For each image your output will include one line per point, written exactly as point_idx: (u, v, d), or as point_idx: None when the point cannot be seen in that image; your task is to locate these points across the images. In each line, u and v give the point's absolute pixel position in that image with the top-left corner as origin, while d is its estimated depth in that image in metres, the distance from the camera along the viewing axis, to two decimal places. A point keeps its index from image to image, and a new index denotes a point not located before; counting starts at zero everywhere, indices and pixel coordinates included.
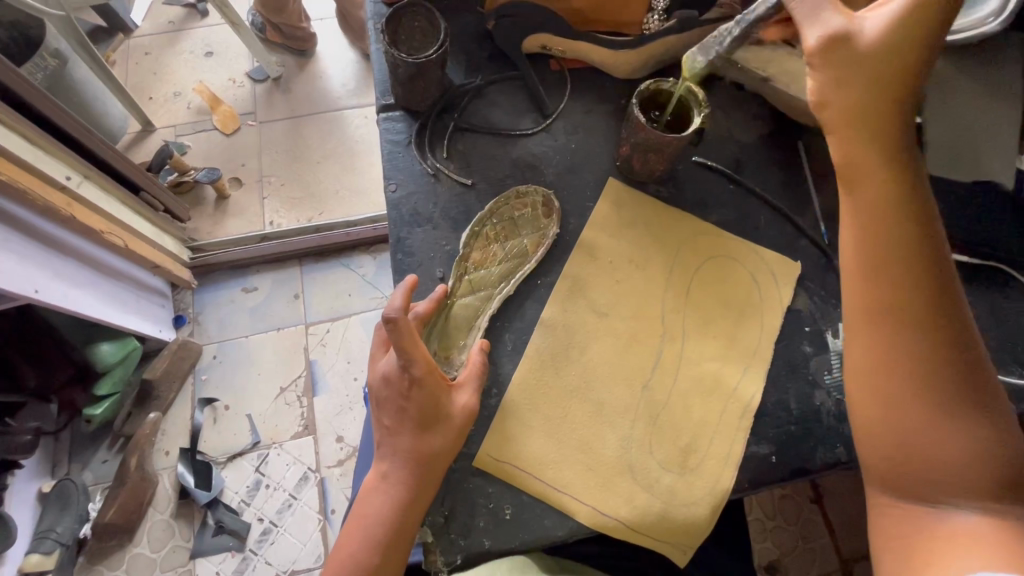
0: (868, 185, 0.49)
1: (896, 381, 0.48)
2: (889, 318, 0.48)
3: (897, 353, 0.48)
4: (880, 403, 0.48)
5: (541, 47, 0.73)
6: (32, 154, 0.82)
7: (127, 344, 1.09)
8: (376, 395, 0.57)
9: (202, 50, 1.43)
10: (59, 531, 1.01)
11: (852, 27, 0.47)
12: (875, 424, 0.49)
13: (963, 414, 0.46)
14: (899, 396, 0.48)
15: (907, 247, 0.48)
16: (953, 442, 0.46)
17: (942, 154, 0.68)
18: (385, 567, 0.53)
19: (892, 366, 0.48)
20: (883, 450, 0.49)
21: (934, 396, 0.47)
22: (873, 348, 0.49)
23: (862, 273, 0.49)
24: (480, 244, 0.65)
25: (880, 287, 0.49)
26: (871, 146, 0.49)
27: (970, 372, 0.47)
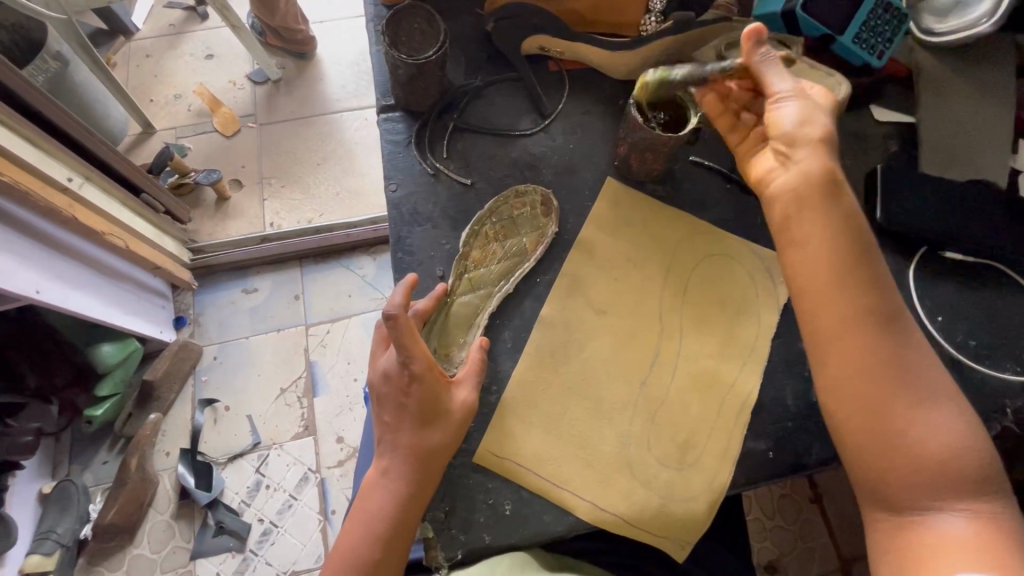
0: (810, 209, 0.54)
1: (866, 389, 0.50)
2: (853, 328, 0.51)
3: (863, 362, 0.50)
4: (857, 413, 0.50)
5: (540, 48, 0.74)
6: (34, 156, 0.83)
7: (128, 344, 1.09)
8: (376, 392, 0.58)
9: (202, 53, 1.44)
10: (60, 532, 1.01)
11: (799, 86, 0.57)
12: (854, 435, 0.50)
13: (931, 416, 0.49)
14: (871, 402, 0.50)
15: (860, 263, 0.52)
16: (929, 445, 0.48)
17: (935, 154, 0.70)
18: (386, 562, 0.54)
19: (861, 375, 0.50)
20: (866, 460, 0.50)
21: (900, 400, 0.49)
22: (840, 358, 0.51)
23: (823, 288, 0.52)
24: (480, 243, 0.66)
25: (840, 300, 0.52)
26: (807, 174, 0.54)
27: (928, 376, 0.50)
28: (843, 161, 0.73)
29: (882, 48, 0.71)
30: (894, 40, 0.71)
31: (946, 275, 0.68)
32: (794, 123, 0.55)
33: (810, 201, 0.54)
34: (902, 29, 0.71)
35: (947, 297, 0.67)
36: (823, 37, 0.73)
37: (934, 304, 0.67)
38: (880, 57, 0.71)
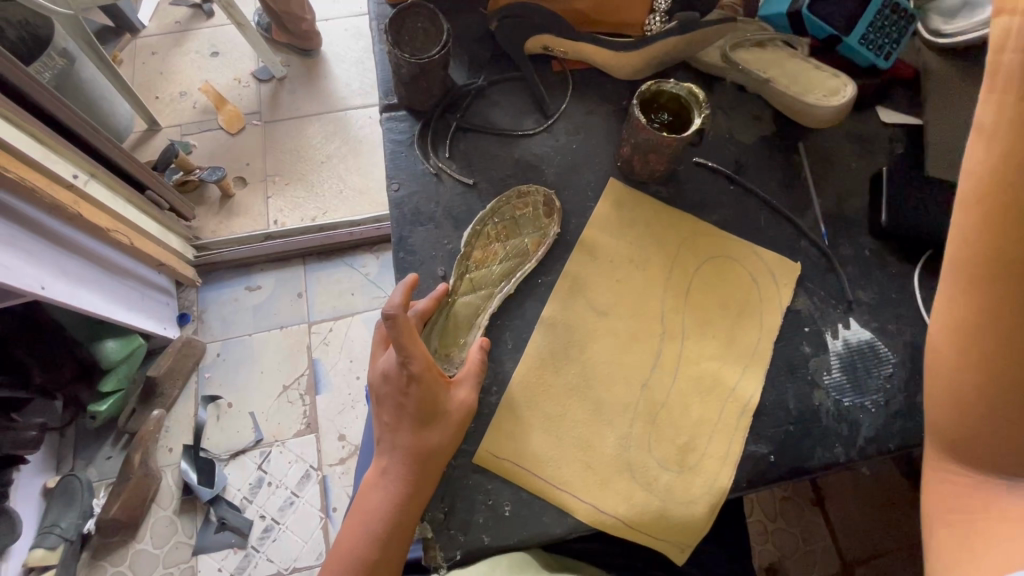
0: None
1: (1000, 362, 0.46)
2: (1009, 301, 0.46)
3: (1000, 334, 0.46)
4: (968, 374, 0.48)
5: (544, 48, 0.73)
6: (40, 153, 0.83)
7: (132, 341, 1.10)
8: (376, 392, 0.58)
9: (208, 50, 1.44)
10: (63, 526, 1.02)
11: None
12: (949, 397, 0.49)
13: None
14: (999, 377, 0.46)
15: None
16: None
17: (943, 157, 0.69)
18: (385, 560, 0.54)
19: (1000, 347, 0.46)
20: (959, 426, 0.49)
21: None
22: (972, 323, 0.48)
23: (984, 247, 0.47)
24: (481, 243, 0.66)
25: (1007, 266, 0.46)
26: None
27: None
28: (848, 164, 0.73)
29: (888, 49, 0.71)
30: (901, 40, 0.72)
31: None
32: None
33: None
34: (910, 29, 0.71)
35: None
36: (829, 38, 0.73)
37: None
38: (887, 57, 0.72)
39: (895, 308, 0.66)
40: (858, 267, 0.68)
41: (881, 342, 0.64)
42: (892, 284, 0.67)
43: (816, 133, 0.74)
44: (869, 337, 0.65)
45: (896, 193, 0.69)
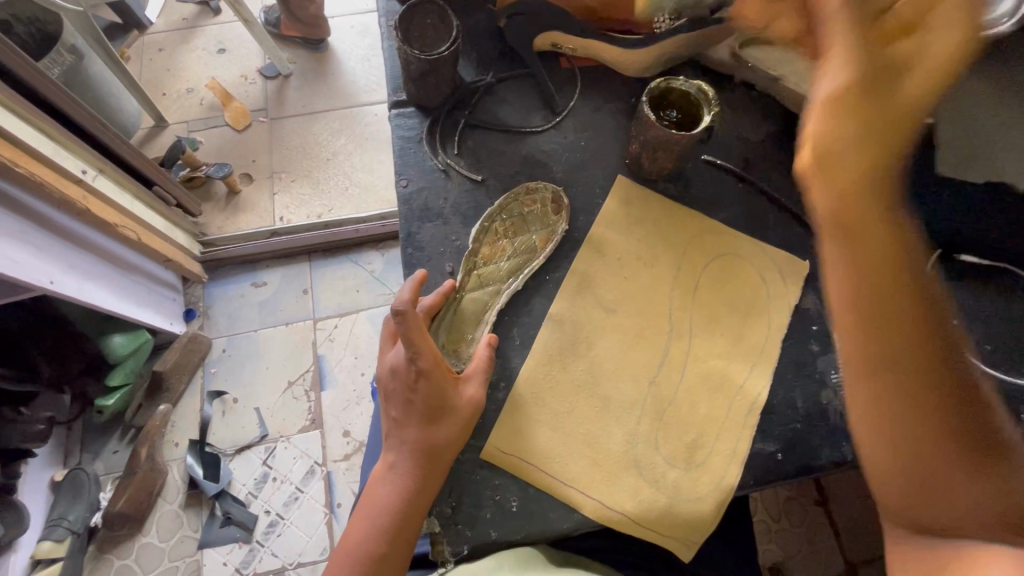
0: (878, 147, 0.44)
1: (915, 403, 0.44)
2: (903, 337, 0.44)
3: (909, 374, 0.44)
4: (884, 428, 0.45)
5: (553, 45, 0.73)
6: (50, 149, 0.84)
7: (139, 336, 1.10)
8: (385, 388, 0.58)
9: (214, 47, 1.45)
10: (71, 519, 1.03)
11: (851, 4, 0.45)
12: (882, 451, 0.45)
13: (984, 441, 0.43)
14: (919, 417, 0.44)
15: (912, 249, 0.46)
16: (975, 474, 0.42)
17: (955, 155, 0.68)
18: (392, 555, 0.54)
19: (911, 390, 0.44)
20: (899, 480, 0.45)
21: (956, 417, 0.43)
22: (875, 369, 0.45)
23: (861, 281, 0.45)
24: (489, 239, 0.66)
25: (891, 297, 0.44)
26: (892, 101, 0.44)
27: (986, 393, 0.44)
28: None
29: None
30: None
31: (961, 279, 0.67)
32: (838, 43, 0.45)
33: (881, 160, 0.45)
34: None
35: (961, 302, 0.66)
36: None
37: None
38: None
39: None
40: None
41: None
42: None
43: None
44: None
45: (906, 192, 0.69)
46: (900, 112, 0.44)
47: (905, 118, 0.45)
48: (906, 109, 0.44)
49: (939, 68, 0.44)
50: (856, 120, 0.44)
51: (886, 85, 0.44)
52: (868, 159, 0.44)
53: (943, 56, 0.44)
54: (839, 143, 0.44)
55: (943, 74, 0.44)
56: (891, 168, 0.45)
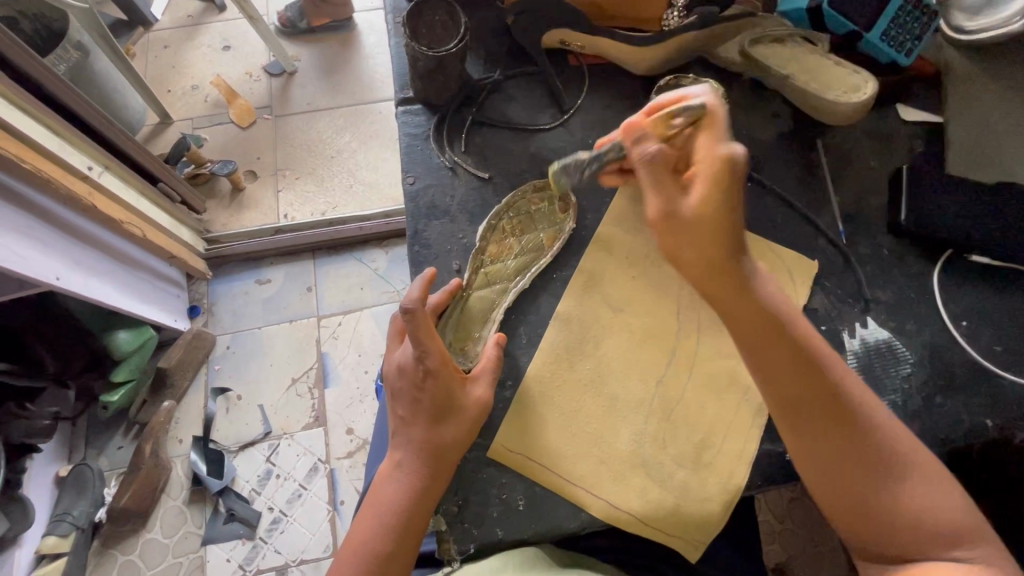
0: (712, 251, 0.52)
1: (843, 458, 0.53)
2: (814, 404, 0.53)
3: (822, 425, 0.53)
4: (828, 482, 0.53)
5: (561, 42, 0.74)
6: (56, 146, 0.84)
7: (143, 333, 1.10)
8: (392, 386, 0.58)
9: (219, 44, 1.45)
10: (75, 514, 1.03)
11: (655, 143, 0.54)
12: (834, 501, 0.54)
13: (909, 472, 0.52)
14: (852, 467, 0.52)
15: (797, 316, 0.55)
16: (913, 505, 0.51)
17: (964, 156, 0.69)
18: (398, 553, 0.54)
19: (835, 446, 0.53)
20: (857, 524, 0.53)
21: (881, 461, 0.52)
22: (803, 435, 0.53)
23: (763, 364, 0.54)
24: (496, 237, 0.66)
25: (787, 373, 0.53)
26: (696, 220, 0.52)
27: (892, 426, 0.53)
28: (866, 161, 0.72)
29: (910, 45, 0.71)
30: (923, 37, 0.71)
31: (973, 279, 0.66)
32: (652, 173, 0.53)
33: (724, 263, 0.53)
34: (932, 25, 0.71)
35: (971, 302, 0.65)
36: (849, 33, 0.72)
37: (960, 308, 0.65)
38: (908, 55, 0.71)
39: (913, 308, 0.65)
40: (876, 265, 0.67)
41: (900, 342, 0.64)
42: (911, 283, 0.66)
43: (835, 130, 0.74)
44: (887, 336, 0.64)
45: (917, 191, 0.68)
46: (695, 222, 0.52)
47: (705, 223, 0.51)
48: (703, 217, 0.51)
49: (710, 178, 0.51)
50: (681, 236, 0.53)
51: (670, 203, 0.52)
52: (708, 262, 0.53)
53: (710, 169, 0.51)
54: (680, 256, 0.54)
55: (718, 185, 0.51)
56: (729, 267, 0.53)
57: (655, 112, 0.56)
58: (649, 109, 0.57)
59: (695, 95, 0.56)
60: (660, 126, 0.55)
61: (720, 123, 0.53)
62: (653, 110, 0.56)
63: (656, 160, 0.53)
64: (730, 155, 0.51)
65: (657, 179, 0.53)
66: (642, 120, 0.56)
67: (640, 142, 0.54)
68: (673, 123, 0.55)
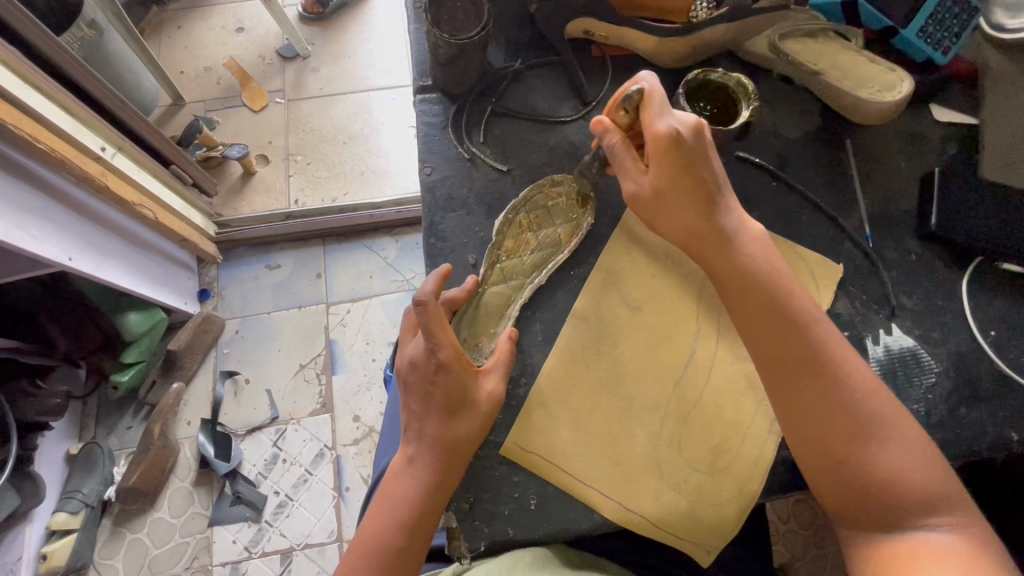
0: (685, 216, 0.58)
1: (827, 419, 0.52)
2: (797, 364, 0.54)
3: (801, 380, 0.53)
4: (812, 443, 0.52)
5: (584, 32, 0.71)
6: (71, 126, 0.83)
7: (154, 315, 1.10)
8: (404, 379, 0.57)
9: (233, 27, 1.43)
10: (85, 492, 1.04)
11: (611, 134, 0.59)
12: (818, 464, 0.52)
13: (894, 438, 0.51)
14: (835, 430, 0.52)
15: (783, 277, 0.56)
16: (896, 470, 0.51)
17: (1000, 159, 0.68)
18: (408, 549, 0.53)
19: (820, 408, 0.53)
20: (841, 491, 0.52)
21: (867, 425, 0.52)
22: (783, 396, 0.54)
23: (744, 319, 0.56)
24: (513, 232, 0.64)
25: (764, 332, 0.55)
26: (664, 193, 0.57)
27: (874, 389, 0.53)
28: (896, 163, 0.70)
29: (948, 43, 0.69)
30: (962, 35, 0.68)
31: (1003, 288, 0.64)
32: (616, 161, 0.59)
33: (700, 226, 0.57)
34: (971, 22, 0.68)
35: (999, 312, 0.64)
36: (885, 29, 0.71)
37: (988, 317, 0.63)
38: (944, 53, 0.69)
39: (939, 317, 0.64)
40: (903, 271, 0.65)
41: (924, 350, 0.62)
42: (937, 290, 0.64)
43: (865, 130, 0.71)
44: (912, 345, 0.62)
45: (950, 196, 0.66)
46: (659, 197, 0.58)
47: (668, 195, 0.57)
48: (665, 190, 0.57)
49: (658, 160, 0.56)
50: (654, 208, 0.59)
51: (633, 187, 0.58)
52: (683, 226, 0.58)
53: (653, 149, 0.56)
54: (661, 224, 0.60)
55: (666, 162, 0.55)
56: (705, 229, 0.57)
57: (610, 107, 0.60)
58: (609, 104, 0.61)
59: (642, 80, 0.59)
60: (618, 120, 0.60)
61: (658, 104, 0.55)
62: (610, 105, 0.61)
63: (617, 157, 0.59)
64: (668, 133, 0.54)
65: (621, 172, 0.59)
66: (601, 117, 0.60)
67: (602, 140, 0.60)
68: (624, 114, 0.59)
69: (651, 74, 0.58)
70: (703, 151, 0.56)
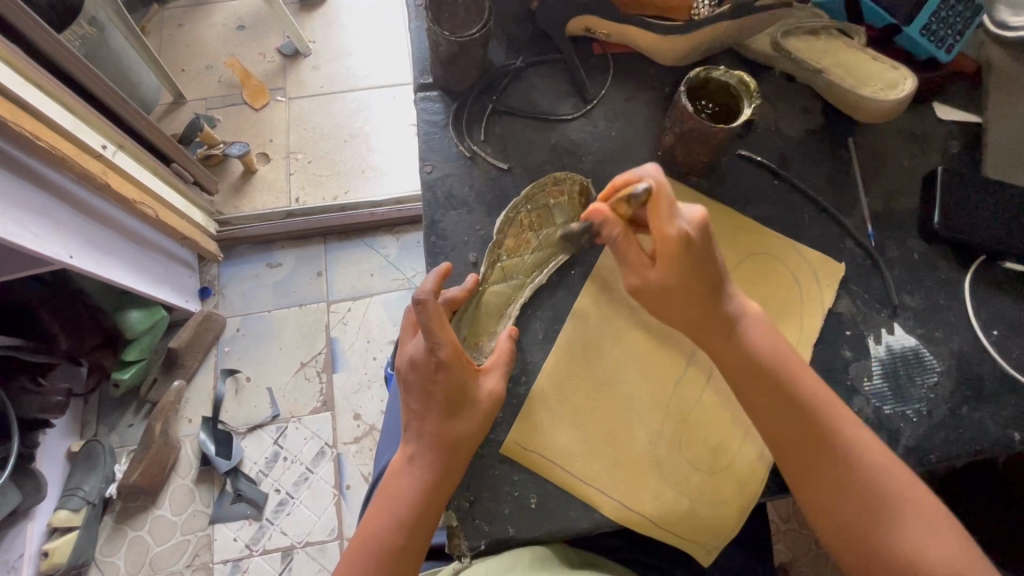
0: (692, 307, 0.56)
1: (842, 499, 0.52)
2: (806, 447, 0.53)
3: (812, 460, 0.53)
4: (831, 522, 0.52)
5: (585, 30, 0.71)
6: (71, 123, 0.83)
7: (155, 313, 1.10)
8: (404, 378, 0.56)
9: (234, 24, 1.43)
10: (86, 489, 1.04)
11: (611, 225, 0.56)
12: (839, 542, 0.52)
13: (913, 515, 0.51)
14: (853, 513, 0.52)
15: (785, 358, 0.55)
16: (918, 545, 0.50)
17: (1003, 160, 0.67)
18: (408, 548, 0.53)
19: (834, 488, 0.52)
20: (866, 569, 0.51)
21: (886, 509, 0.51)
22: (799, 480, 0.53)
23: (752, 406, 0.55)
24: (513, 231, 0.63)
25: (772, 418, 0.54)
26: (671, 286, 0.55)
27: (885, 463, 0.52)
28: (899, 161, 0.70)
29: (951, 41, 0.68)
30: (965, 33, 0.68)
31: (1004, 287, 0.64)
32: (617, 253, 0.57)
33: (707, 313, 0.56)
34: (975, 19, 0.68)
35: (1001, 310, 0.63)
36: (888, 27, 0.70)
37: (990, 316, 0.63)
38: (948, 51, 0.68)
39: (942, 315, 0.63)
40: (904, 270, 0.65)
41: (926, 349, 0.62)
42: (939, 288, 0.64)
43: (866, 128, 0.71)
44: (914, 343, 0.62)
45: (954, 193, 0.66)
46: (666, 292, 0.56)
47: (677, 289, 0.55)
48: (673, 287, 0.55)
49: (669, 259, 0.54)
50: (660, 302, 0.57)
51: (639, 282, 0.56)
52: (689, 313, 0.56)
53: (667, 250, 0.53)
54: (664, 314, 0.58)
55: (678, 262, 0.54)
56: (713, 312, 0.56)
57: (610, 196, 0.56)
58: (606, 189, 0.58)
59: (644, 170, 0.55)
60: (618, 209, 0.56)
61: (669, 205, 0.52)
62: (608, 192, 0.57)
63: (618, 249, 0.56)
64: (681, 235, 0.52)
65: (623, 265, 0.57)
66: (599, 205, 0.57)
67: (600, 230, 0.56)
68: (626, 205, 0.56)
69: (653, 165, 0.55)
70: (712, 246, 0.54)
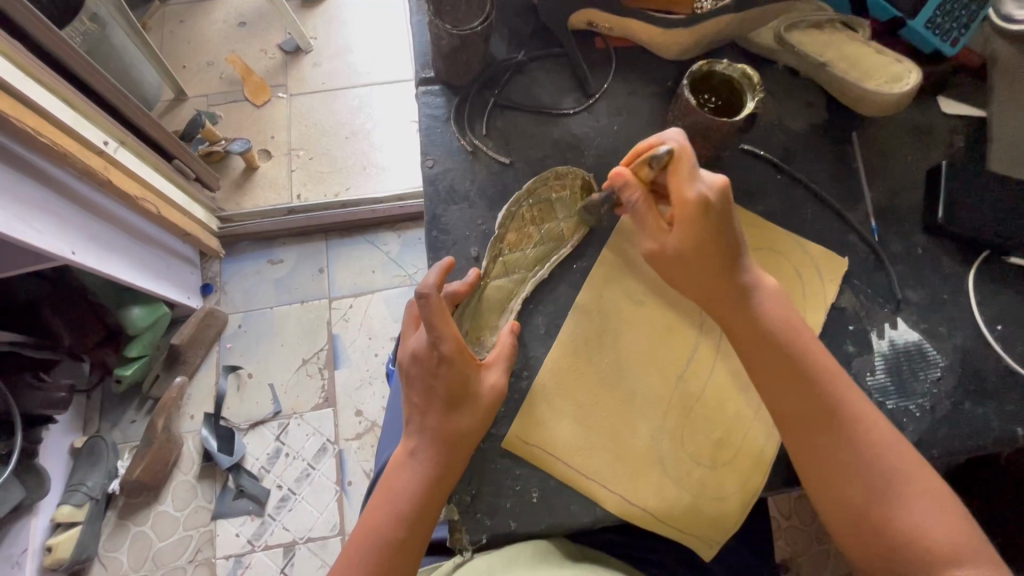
0: (704, 275, 0.56)
1: (845, 472, 0.52)
2: (812, 418, 0.53)
3: (817, 432, 0.53)
4: (832, 496, 0.52)
5: (588, 23, 0.70)
6: (72, 119, 0.83)
7: (156, 310, 1.09)
8: (406, 372, 0.56)
9: (235, 20, 1.42)
10: (89, 484, 1.05)
11: (632, 189, 0.56)
12: (839, 515, 0.52)
13: (917, 493, 0.51)
14: (854, 484, 0.51)
15: (797, 330, 0.55)
16: (919, 524, 0.50)
17: (1008, 152, 0.67)
18: (409, 543, 0.53)
19: (838, 460, 0.52)
20: (864, 544, 0.51)
21: (888, 485, 0.51)
22: (802, 451, 0.53)
23: (761, 375, 0.55)
24: (515, 225, 0.63)
25: (780, 387, 0.54)
26: (683, 252, 0.55)
27: (890, 439, 0.52)
28: (903, 156, 0.69)
29: (956, 34, 0.67)
30: (971, 27, 0.67)
31: (1008, 282, 0.64)
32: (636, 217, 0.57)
33: (717, 282, 0.56)
34: (981, 13, 0.67)
35: (1005, 306, 0.63)
36: (893, 20, 0.70)
37: (994, 312, 0.63)
38: (953, 44, 0.68)
39: (945, 311, 0.63)
40: (908, 265, 0.65)
41: (930, 345, 0.62)
42: (943, 284, 0.64)
43: (870, 123, 0.71)
44: (917, 339, 0.62)
45: (958, 187, 0.65)
46: (679, 258, 0.56)
47: (691, 255, 0.55)
48: (688, 251, 0.55)
49: (686, 223, 0.54)
50: (673, 267, 0.57)
51: (656, 246, 0.56)
52: (699, 281, 0.56)
53: (683, 214, 0.54)
54: (677, 281, 0.58)
55: (694, 226, 0.54)
56: (723, 284, 0.56)
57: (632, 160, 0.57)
58: (629, 155, 0.58)
59: (667, 135, 0.55)
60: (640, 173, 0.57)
61: (689, 168, 0.53)
62: (630, 157, 0.58)
63: (637, 213, 0.57)
64: (699, 199, 0.52)
65: (641, 229, 0.57)
66: (620, 168, 0.57)
67: (622, 194, 0.57)
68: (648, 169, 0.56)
69: (677, 130, 0.55)
70: (730, 212, 0.54)
